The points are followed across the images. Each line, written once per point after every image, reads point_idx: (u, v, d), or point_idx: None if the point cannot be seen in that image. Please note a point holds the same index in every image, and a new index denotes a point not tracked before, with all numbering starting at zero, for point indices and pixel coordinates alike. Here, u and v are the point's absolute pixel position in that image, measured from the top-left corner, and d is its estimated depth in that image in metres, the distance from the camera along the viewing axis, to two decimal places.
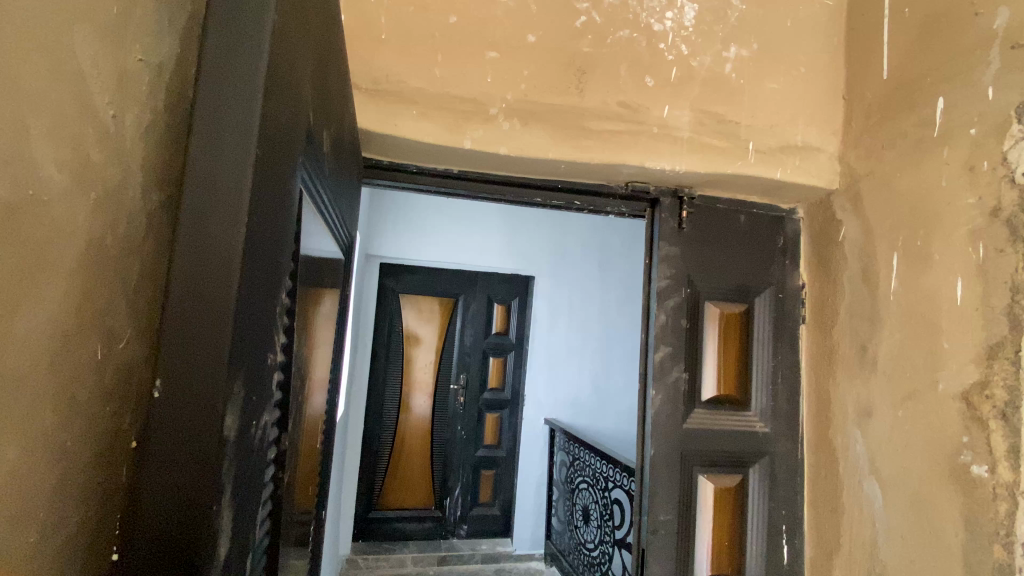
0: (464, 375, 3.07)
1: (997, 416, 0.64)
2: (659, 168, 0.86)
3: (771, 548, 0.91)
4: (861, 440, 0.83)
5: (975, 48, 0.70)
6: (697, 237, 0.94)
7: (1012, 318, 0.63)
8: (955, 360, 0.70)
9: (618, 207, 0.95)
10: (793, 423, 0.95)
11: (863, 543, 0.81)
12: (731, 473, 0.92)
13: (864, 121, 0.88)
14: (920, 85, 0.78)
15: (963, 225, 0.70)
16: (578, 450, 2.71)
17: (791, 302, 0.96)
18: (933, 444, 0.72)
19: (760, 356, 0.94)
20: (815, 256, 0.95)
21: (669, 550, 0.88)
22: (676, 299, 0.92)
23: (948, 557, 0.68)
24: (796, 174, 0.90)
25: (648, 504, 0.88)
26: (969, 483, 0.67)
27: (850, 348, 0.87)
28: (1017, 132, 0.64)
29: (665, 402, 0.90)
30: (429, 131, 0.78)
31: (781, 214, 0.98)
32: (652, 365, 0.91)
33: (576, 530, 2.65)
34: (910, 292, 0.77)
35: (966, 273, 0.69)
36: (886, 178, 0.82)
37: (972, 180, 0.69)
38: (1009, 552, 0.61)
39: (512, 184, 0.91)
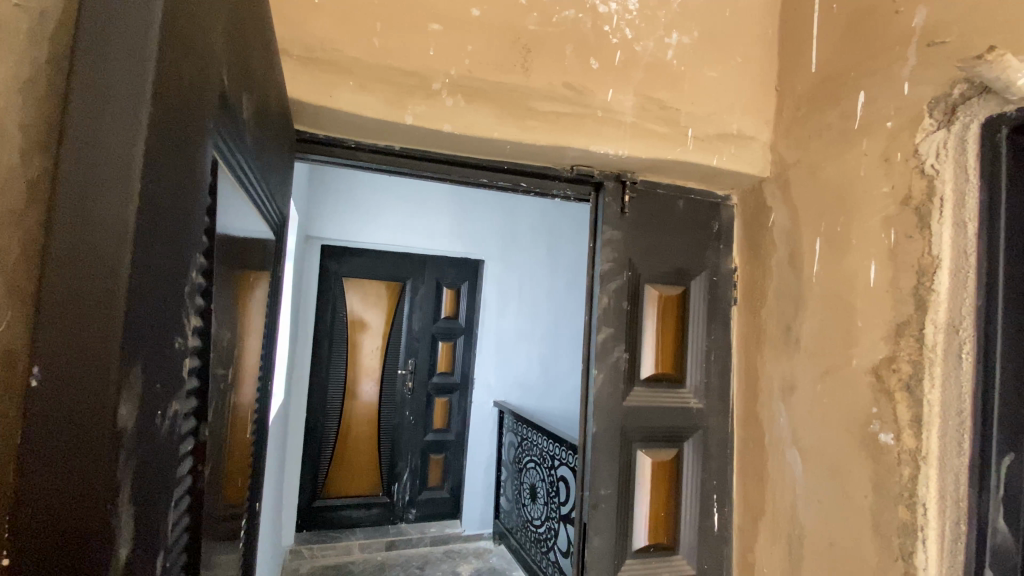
0: (412, 360, 3.02)
1: (902, 388, 0.70)
2: (604, 151, 0.87)
3: (703, 517, 0.96)
4: (784, 413, 0.89)
5: (895, 45, 0.75)
6: (639, 222, 0.96)
7: (917, 298, 0.69)
8: (868, 338, 0.76)
9: (564, 190, 0.96)
10: (725, 400, 1.00)
11: (785, 509, 0.88)
12: (667, 447, 0.96)
13: (794, 112, 0.92)
14: (845, 80, 0.83)
15: (878, 213, 0.75)
16: (527, 431, 2.75)
17: (725, 285, 1.01)
18: (847, 416, 0.78)
19: (695, 337, 0.98)
20: (746, 241, 1.00)
21: (610, 524, 0.91)
22: (618, 282, 0.94)
23: (860, 517, 0.75)
24: (732, 162, 0.94)
25: (590, 480, 0.91)
26: (877, 450, 0.73)
27: (777, 328, 0.92)
28: (929, 125, 0.70)
29: (606, 382, 0.92)
30: (367, 104, 0.74)
31: (717, 200, 1.02)
32: (594, 345, 0.93)
33: (523, 509, 2.71)
34: (830, 275, 0.82)
35: (879, 257, 0.75)
36: (811, 168, 0.87)
37: (887, 169, 0.75)
38: (912, 512, 0.68)
39: (457, 164, 0.89)
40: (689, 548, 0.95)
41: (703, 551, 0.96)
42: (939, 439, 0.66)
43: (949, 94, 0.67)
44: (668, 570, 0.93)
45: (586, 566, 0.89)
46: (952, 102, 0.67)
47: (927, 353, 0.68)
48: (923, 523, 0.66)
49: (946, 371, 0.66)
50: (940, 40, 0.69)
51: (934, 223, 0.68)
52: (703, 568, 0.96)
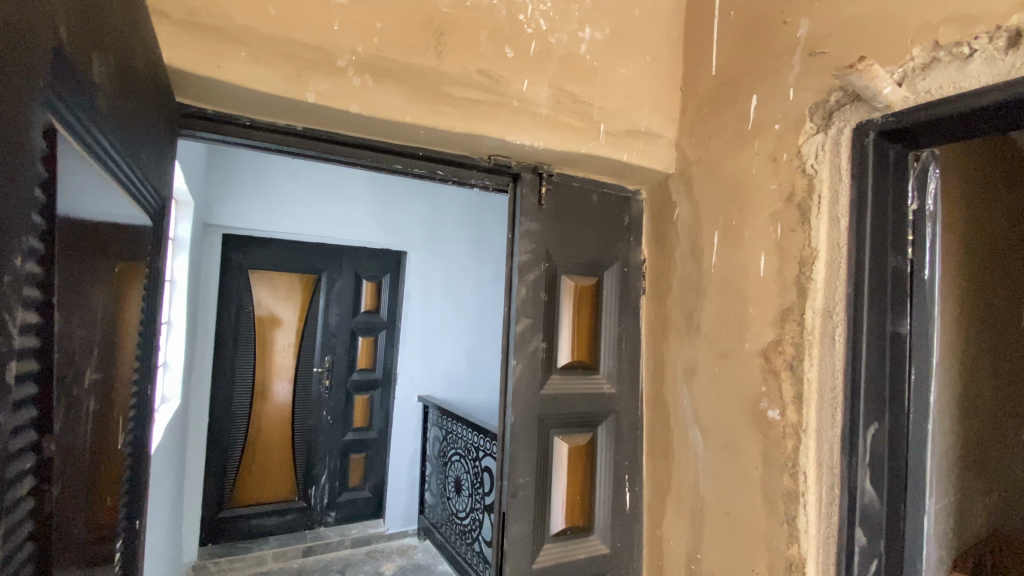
0: (329, 357, 2.88)
1: (787, 368, 0.77)
2: (519, 142, 0.86)
3: (616, 497, 1.01)
4: (687, 394, 0.95)
5: (783, 53, 0.81)
6: (555, 213, 0.97)
7: (800, 286, 0.76)
8: (759, 323, 0.82)
9: (482, 180, 0.94)
10: (635, 384, 1.04)
11: (687, 484, 0.94)
12: (582, 433, 0.98)
13: (696, 111, 0.97)
14: (740, 84, 0.89)
15: (768, 208, 0.82)
16: (451, 424, 2.73)
17: (635, 276, 1.05)
18: (741, 395, 0.84)
19: (608, 325, 1.01)
20: (654, 234, 1.05)
21: (529, 511, 0.92)
22: (535, 273, 0.94)
23: (751, 486, 0.81)
24: (640, 158, 0.97)
25: (509, 469, 0.91)
26: (766, 425, 0.80)
27: (680, 316, 0.97)
28: (810, 129, 0.76)
29: (525, 372, 0.93)
30: (262, 78, 0.68)
31: (628, 194, 1.06)
32: (514, 335, 0.93)
33: (448, 502, 2.70)
34: (726, 265, 0.88)
35: (767, 249, 0.81)
36: (711, 165, 0.93)
37: (775, 168, 0.81)
38: (795, 480, 0.75)
39: (368, 148, 0.84)
40: (603, 527, 0.99)
41: (616, 530, 1.01)
42: (817, 413, 0.74)
43: (827, 101, 0.74)
44: (583, 552, 0.96)
45: (506, 555, 0.90)
46: (829, 108, 0.74)
47: (808, 335, 0.75)
48: (804, 490, 0.74)
49: (822, 350, 0.74)
50: (821, 51, 0.76)
51: (814, 218, 0.75)
52: (616, 546, 1.00)
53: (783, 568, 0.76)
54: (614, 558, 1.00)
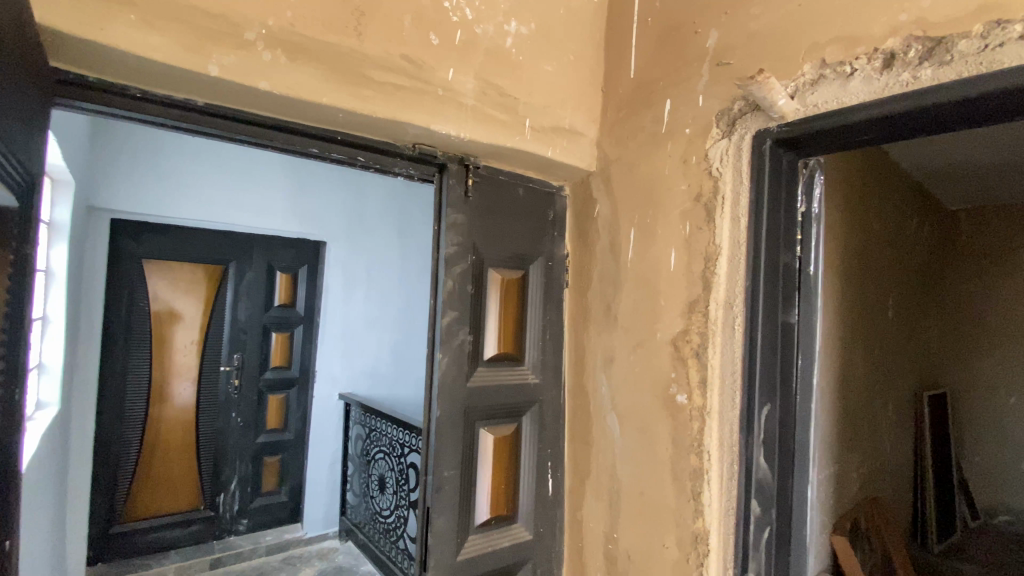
0: (238, 354, 2.68)
1: (693, 355, 0.83)
2: (444, 132, 0.85)
3: (539, 484, 1.04)
4: (605, 382, 1.00)
5: (694, 61, 0.87)
6: (482, 206, 0.96)
7: (705, 280, 0.82)
8: (669, 314, 0.88)
9: (406, 169, 0.92)
10: (558, 374, 1.08)
11: (605, 468, 0.98)
12: (507, 424, 1.00)
13: (616, 112, 1.02)
14: (655, 88, 0.94)
15: (678, 207, 0.87)
16: (374, 421, 2.66)
17: (559, 270, 1.08)
18: (654, 382, 0.90)
19: (532, 317, 1.03)
20: (577, 229, 1.08)
21: (453, 504, 0.92)
22: (462, 266, 0.93)
23: (662, 466, 0.87)
24: (564, 155, 1.00)
25: (434, 463, 0.90)
26: (675, 409, 0.85)
27: (600, 308, 1.01)
28: (716, 134, 0.82)
29: (451, 365, 0.92)
30: (155, 45, 0.61)
31: (552, 190, 1.08)
32: (439, 329, 0.91)
33: (371, 501, 2.62)
34: (641, 260, 0.93)
35: (678, 245, 0.87)
36: (628, 164, 0.97)
37: (685, 170, 0.87)
38: (700, 459, 0.81)
39: (281, 130, 0.79)
40: (527, 514, 1.02)
41: (538, 516, 1.04)
42: (719, 396, 0.80)
43: (731, 109, 0.80)
44: (507, 540, 0.98)
45: (430, 550, 0.89)
46: (733, 115, 0.80)
47: (711, 325, 0.81)
48: (708, 467, 0.80)
49: (725, 338, 0.80)
50: (726, 61, 0.82)
51: (718, 218, 0.81)
52: (538, 532, 1.03)
53: (689, 540, 0.82)
54: (537, 544, 1.03)
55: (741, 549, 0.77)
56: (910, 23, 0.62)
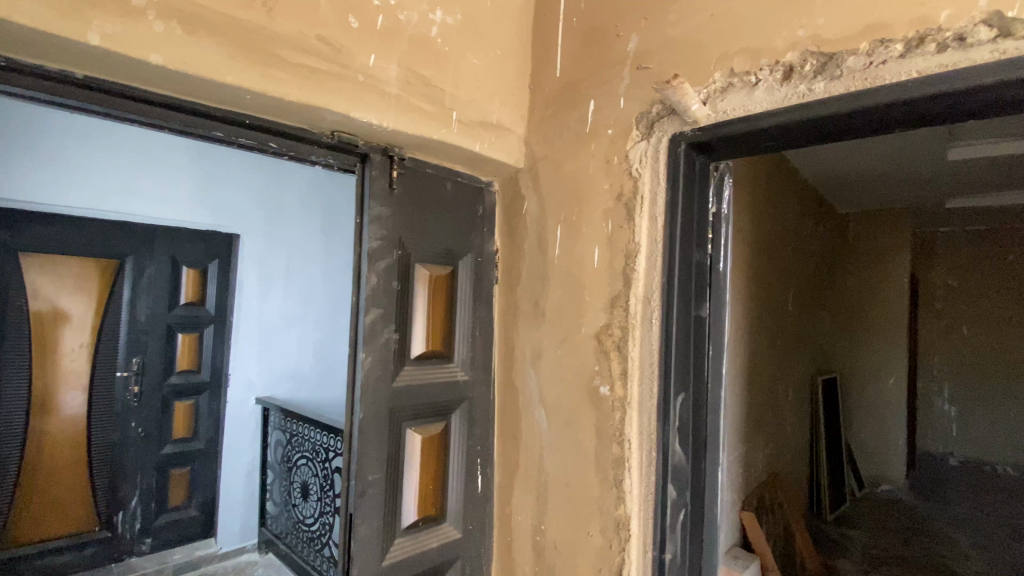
0: (138, 359, 2.43)
1: (615, 349, 0.86)
2: (367, 120, 0.81)
3: (468, 481, 1.03)
4: (533, 377, 1.00)
5: (615, 64, 0.90)
6: (408, 199, 0.93)
7: (625, 276, 0.85)
8: (594, 309, 0.90)
9: (324, 158, 0.87)
10: (488, 371, 1.07)
11: (534, 462, 0.99)
12: (435, 423, 0.98)
13: (542, 110, 1.02)
14: (580, 87, 0.96)
15: (602, 205, 0.90)
16: (295, 425, 2.52)
17: (488, 266, 1.07)
18: (578, 375, 0.92)
19: (461, 314, 1.02)
20: (505, 225, 1.08)
21: (378, 508, 0.88)
22: (387, 261, 0.89)
23: (587, 457, 0.89)
24: (492, 149, 0.99)
25: (357, 467, 0.86)
26: (599, 400, 0.88)
27: (528, 303, 1.02)
28: (637, 136, 0.85)
29: (375, 365, 0.88)
30: (19, 5, 0.53)
31: (481, 185, 1.07)
32: (362, 328, 0.87)
33: (293, 510, 2.49)
34: (568, 257, 0.95)
35: (601, 242, 0.89)
36: (555, 162, 0.99)
37: (608, 169, 0.89)
38: (621, 448, 0.84)
39: (182, 110, 0.72)
40: (455, 513, 1.01)
41: (467, 513, 1.03)
42: (639, 387, 0.84)
43: (650, 112, 0.84)
44: (435, 540, 0.96)
45: (353, 557, 0.85)
46: (652, 118, 0.84)
47: (632, 320, 0.84)
48: (629, 455, 0.83)
49: (644, 332, 0.84)
50: (646, 66, 0.85)
51: (638, 216, 0.84)
52: (467, 530, 1.02)
53: (612, 527, 0.85)
54: (466, 542, 1.02)
55: (659, 531, 0.80)
56: (806, 39, 0.67)
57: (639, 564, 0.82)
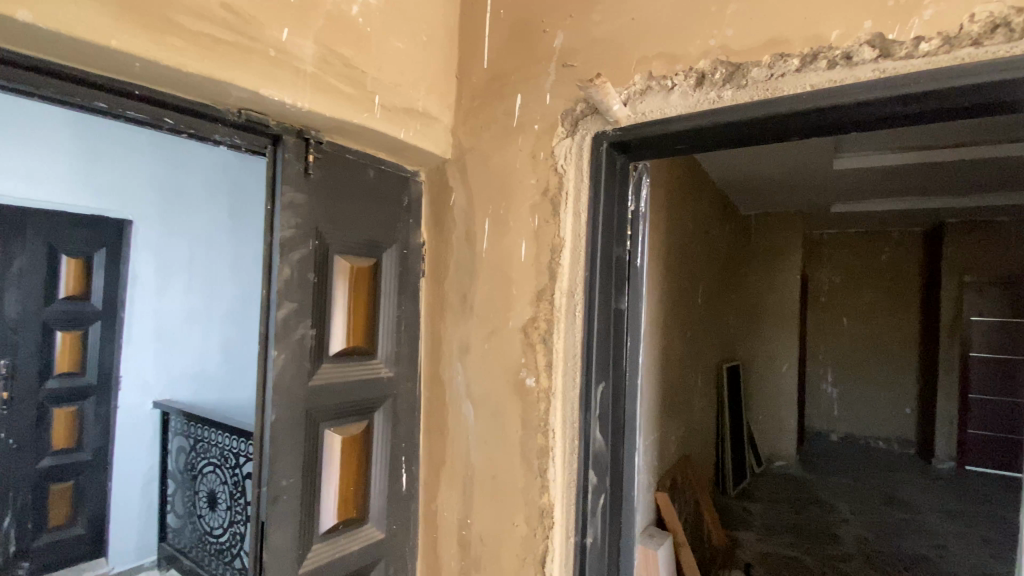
0: (7, 360, 2.08)
1: (541, 341, 0.87)
2: (278, 99, 0.75)
3: (392, 480, 1.00)
4: (459, 371, 0.99)
5: (542, 59, 0.90)
6: (326, 186, 0.88)
7: (551, 270, 0.87)
8: (520, 302, 0.90)
9: (231, 138, 0.80)
10: (413, 366, 1.05)
11: (460, 457, 0.98)
12: (356, 421, 0.94)
13: (470, 101, 1.01)
14: (507, 81, 0.95)
15: (528, 199, 0.90)
16: (199, 430, 2.32)
17: (414, 258, 1.05)
18: (504, 368, 0.92)
19: (384, 307, 0.99)
20: (432, 217, 1.06)
21: (293, 514, 0.83)
22: (302, 251, 0.84)
23: (513, 449, 0.90)
24: (417, 138, 0.96)
25: (269, 472, 0.80)
26: (524, 392, 0.89)
27: (455, 297, 1.01)
28: (562, 132, 0.87)
29: (289, 362, 0.83)
30: None
31: (406, 175, 1.04)
32: (274, 323, 0.81)
33: (198, 521, 2.30)
34: (495, 250, 0.95)
35: (528, 236, 0.90)
36: (482, 155, 0.98)
37: (534, 165, 0.90)
38: (546, 438, 0.86)
39: (56, 76, 0.62)
40: (378, 513, 0.97)
41: (391, 513, 1.00)
42: (563, 377, 0.86)
43: (574, 110, 0.85)
44: (356, 543, 0.93)
45: (264, 568, 0.79)
46: (576, 116, 0.85)
47: (557, 312, 0.86)
48: (553, 445, 0.85)
49: (568, 324, 0.86)
50: (571, 63, 0.87)
51: (562, 212, 0.86)
52: (391, 530, 1.00)
53: (536, 516, 0.86)
54: (390, 542, 0.99)
55: (581, 517, 0.84)
56: (717, 48, 0.72)
57: (562, 551, 0.85)
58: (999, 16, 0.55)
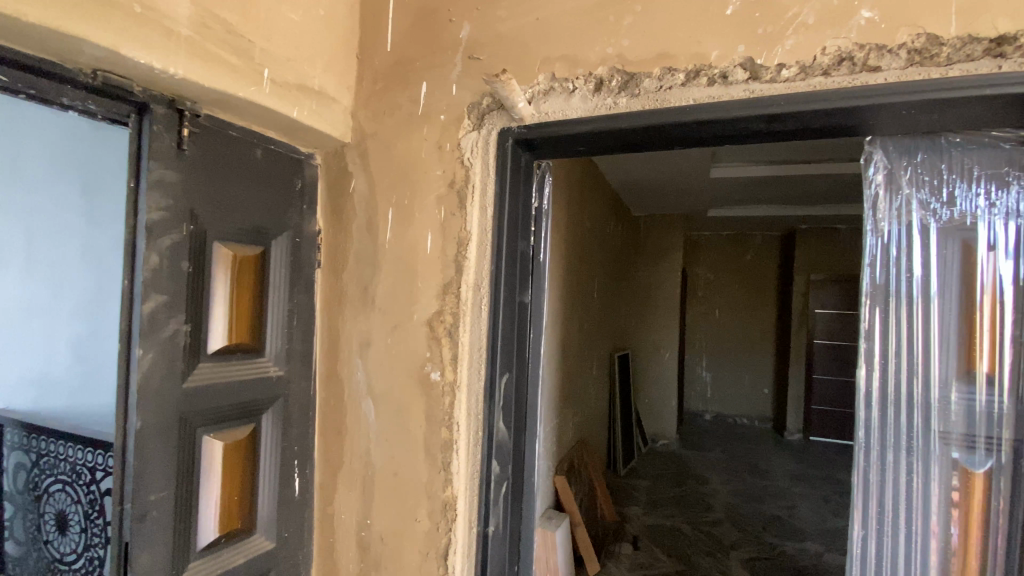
0: None
1: (447, 335, 0.86)
2: (144, 62, 0.65)
3: (283, 486, 0.93)
4: (360, 367, 0.95)
5: (448, 49, 0.89)
6: (204, 165, 0.79)
7: (457, 263, 0.86)
8: (425, 295, 0.89)
9: (82, 102, 0.68)
10: (307, 363, 0.98)
11: (359, 457, 0.94)
12: (242, 425, 0.86)
13: (372, 85, 0.97)
14: (411, 67, 0.92)
15: (433, 191, 0.89)
16: (46, 438, 1.86)
17: (308, 247, 0.98)
18: (408, 362, 0.90)
19: (274, 300, 0.91)
20: (329, 204, 1.00)
21: (165, 532, 0.74)
22: (175, 236, 0.75)
23: (416, 444, 0.88)
24: (313, 118, 0.89)
25: (135, 487, 0.71)
26: (428, 386, 0.87)
27: (355, 290, 0.96)
28: (468, 125, 0.86)
29: (159, 362, 0.73)
30: None
31: (300, 157, 0.97)
32: (138, 318, 0.71)
33: (45, 547, 1.87)
34: (399, 242, 0.92)
35: (433, 228, 0.88)
36: (385, 141, 0.94)
37: (440, 156, 0.88)
38: (451, 432, 0.85)
39: None
40: (267, 522, 0.90)
41: (282, 520, 0.93)
42: (468, 370, 0.86)
43: (480, 103, 0.85)
44: (241, 556, 0.85)
45: None
46: (482, 110, 0.85)
47: (462, 306, 0.85)
48: (457, 438, 0.85)
49: (473, 317, 0.86)
50: (477, 56, 0.86)
51: (469, 205, 0.86)
52: (283, 538, 0.93)
53: (439, 509, 0.86)
54: (281, 551, 0.93)
55: (484, 506, 0.86)
56: (614, 56, 0.76)
57: (464, 543, 0.85)
58: (843, 51, 0.64)
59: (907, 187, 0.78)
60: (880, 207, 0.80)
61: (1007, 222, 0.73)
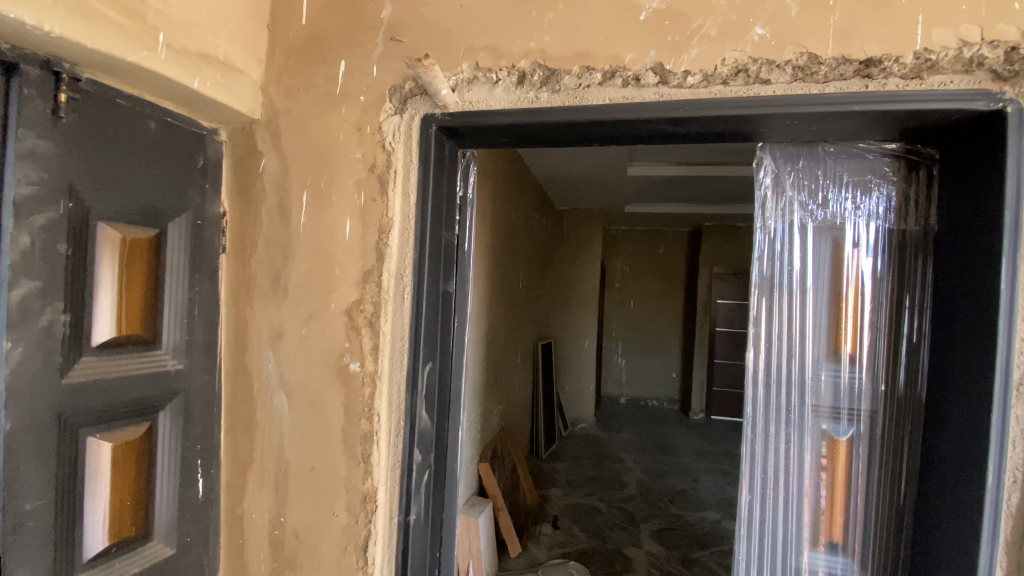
0: None
1: (367, 324, 0.85)
2: (14, 16, 0.57)
3: (184, 487, 0.87)
4: (271, 359, 0.90)
5: (369, 28, 0.86)
6: (86, 136, 0.70)
7: (378, 251, 0.84)
8: (343, 283, 0.86)
9: None
10: (210, 355, 0.91)
11: (271, 453, 0.90)
12: (135, 424, 0.78)
13: (284, 59, 0.91)
14: (329, 44, 0.88)
15: (352, 176, 0.86)
16: None
17: (212, 231, 0.91)
18: (325, 353, 0.87)
19: (171, 287, 0.84)
20: (236, 185, 0.93)
21: (42, 546, 0.66)
22: (49, 215, 0.66)
23: (334, 436, 0.86)
24: (217, 90, 0.83)
25: (4, 498, 0.62)
26: (347, 377, 0.85)
27: (266, 278, 0.91)
28: (390, 108, 0.84)
29: (31, 357, 0.65)
30: None
31: (201, 132, 0.89)
32: (4, 308, 0.62)
33: None
34: (315, 227, 0.88)
35: (353, 215, 0.86)
36: (299, 120, 0.89)
37: (360, 138, 0.86)
38: (371, 423, 0.84)
39: None
40: (167, 528, 0.83)
41: (184, 524, 0.87)
42: (389, 360, 0.85)
43: (402, 87, 0.83)
44: (138, 564, 0.78)
45: None
46: (404, 94, 0.84)
47: (384, 294, 0.84)
48: (377, 429, 0.84)
49: (395, 306, 0.85)
50: (399, 38, 0.84)
51: (391, 191, 0.84)
52: (184, 542, 0.87)
53: (358, 502, 0.85)
54: (183, 556, 0.86)
55: (405, 495, 0.85)
56: (536, 50, 0.77)
57: (384, 533, 0.85)
58: (740, 63, 0.70)
59: (790, 190, 0.88)
60: (768, 207, 0.90)
61: (868, 223, 0.85)
